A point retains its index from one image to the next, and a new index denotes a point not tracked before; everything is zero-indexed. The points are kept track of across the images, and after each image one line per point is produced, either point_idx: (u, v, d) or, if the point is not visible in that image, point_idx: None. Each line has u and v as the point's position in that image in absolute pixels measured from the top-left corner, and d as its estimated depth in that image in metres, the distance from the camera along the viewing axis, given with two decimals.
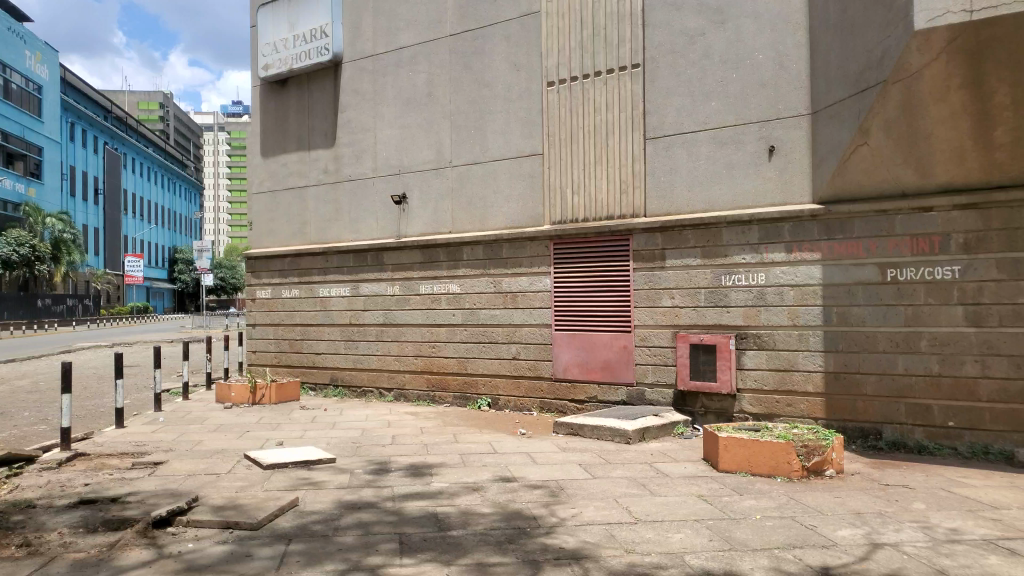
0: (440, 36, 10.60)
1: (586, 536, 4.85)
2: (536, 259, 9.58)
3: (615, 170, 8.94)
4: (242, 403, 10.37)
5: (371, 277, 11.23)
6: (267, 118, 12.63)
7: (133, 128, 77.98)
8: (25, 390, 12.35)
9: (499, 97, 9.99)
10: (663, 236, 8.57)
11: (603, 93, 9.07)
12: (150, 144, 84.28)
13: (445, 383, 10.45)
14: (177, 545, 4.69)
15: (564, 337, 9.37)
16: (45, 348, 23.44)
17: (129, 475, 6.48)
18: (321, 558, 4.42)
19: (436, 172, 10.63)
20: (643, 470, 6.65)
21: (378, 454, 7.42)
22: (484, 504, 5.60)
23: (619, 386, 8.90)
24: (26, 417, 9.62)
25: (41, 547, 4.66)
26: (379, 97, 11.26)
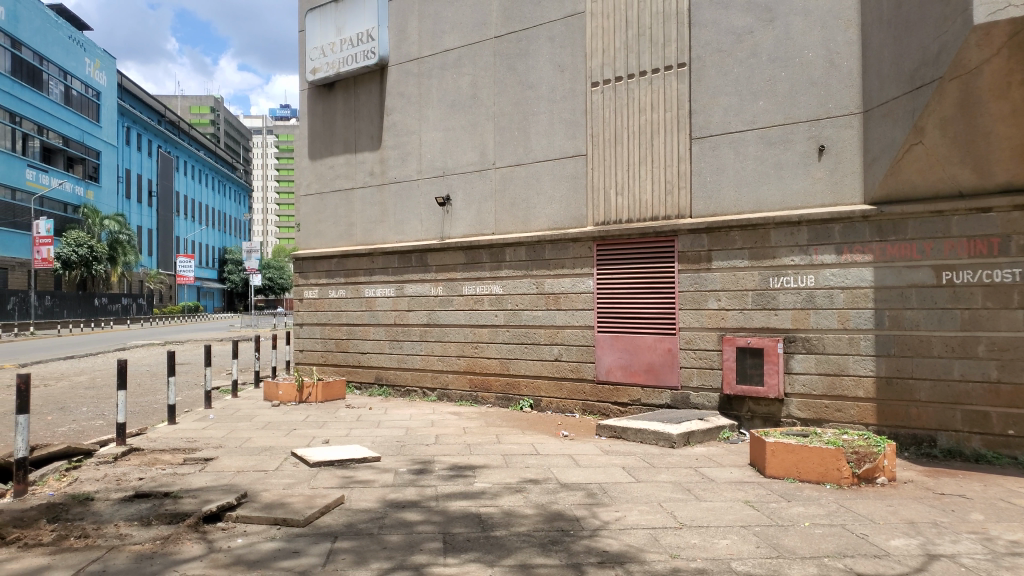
0: (484, 38, 10.64)
1: (630, 539, 4.80)
2: (579, 261, 9.55)
3: (660, 171, 8.86)
4: (289, 402, 10.56)
5: (416, 278, 11.32)
6: (315, 121, 12.84)
7: (185, 132, 80.09)
8: (83, 385, 12.79)
9: (543, 98, 9.98)
10: (709, 237, 8.46)
11: (648, 93, 8.98)
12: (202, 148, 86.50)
13: (488, 383, 10.46)
14: (227, 540, 4.79)
15: (607, 339, 9.31)
16: (101, 346, 24.22)
17: (181, 470, 6.64)
18: (367, 557, 4.46)
19: (480, 173, 10.66)
20: (688, 474, 6.57)
21: (422, 454, 7.47)
22: (527, 505, 5.60)
23: (664, 389, 8.81)
24: (84, 412, 9.94)
25: (100, 539, 4.81)
26: (424, 100, 11.35)
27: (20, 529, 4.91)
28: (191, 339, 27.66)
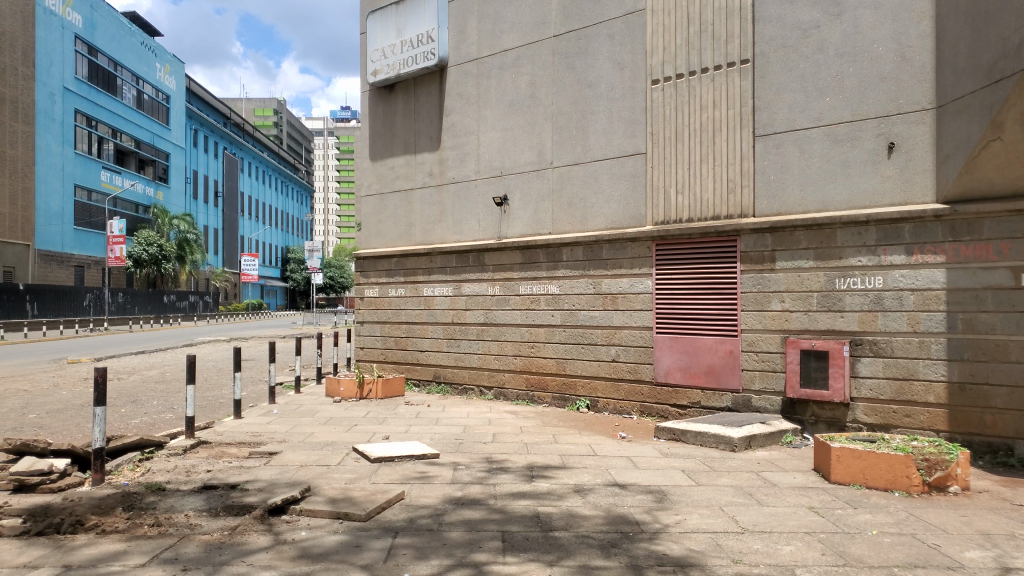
0: (543, 37, 10.62)
1: (692, 544, 4.74)
2: (637, 260, 9.46)
3: (722, 169, 8.70)
4: (350, 398, 10.76)
5: (473, 277, 11.40)
6: (376, 122, 13.05)
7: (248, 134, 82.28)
8: (153, 379, 13.26)
9: (602, 96, 9.91)
10: (773, 237, 8.29)
11: (710, 90, 8.83)
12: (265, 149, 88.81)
13: (544, 383, 10.45)
14: (292, 532, 4.89)
15: (666, 340, 9.19)
16: (171, 340, 25.05)
17: (247, 464, 6.82)
18: (428, 553, 4.50)
19: (538, 173, 10.66)
20: (750, 478, 6.44)
21: (481, 452, 7.51)
22: (587, 506, 5.57)
23: (724, 392, 8.66)
24: (154, 405, 10.30)
25: (172, 527, 4.97)
26: (483, 100, 11.40)
27: (98, 516, 5.11)
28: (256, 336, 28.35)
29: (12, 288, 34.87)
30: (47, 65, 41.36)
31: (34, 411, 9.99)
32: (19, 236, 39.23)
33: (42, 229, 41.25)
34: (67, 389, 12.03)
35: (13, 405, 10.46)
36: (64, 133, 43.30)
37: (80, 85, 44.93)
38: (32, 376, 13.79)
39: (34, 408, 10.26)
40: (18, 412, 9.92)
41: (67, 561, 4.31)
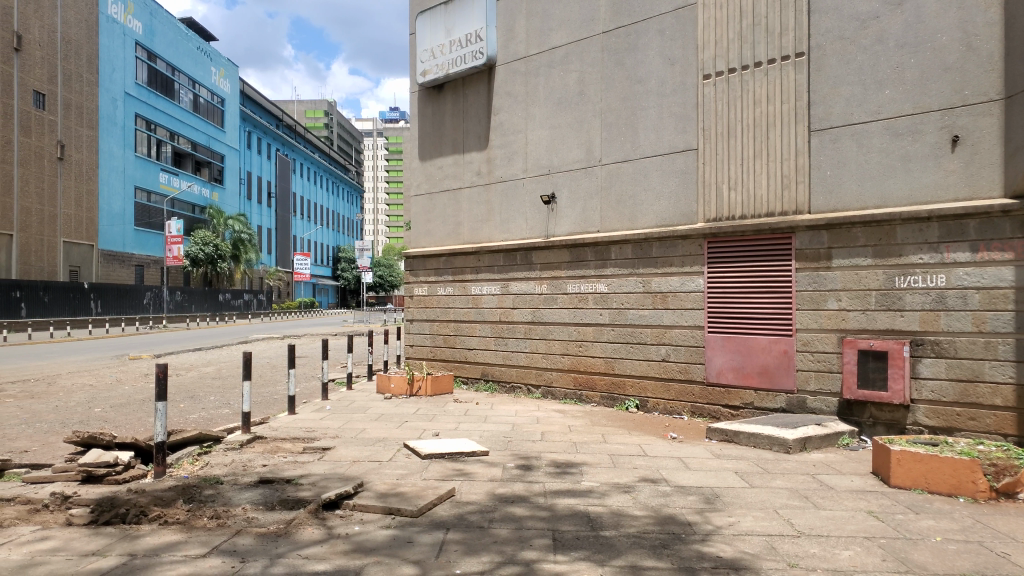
0: (592, 34, 10.54)
1: (745, 546, 4.64)
2: (688, 259, 9.33)
3: (776, 165, 8.52)
4: (401, 395, 10.86)
5: (521, 276, 11.40)
6: (425, 122, 13.16)
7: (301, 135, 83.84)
8: (210, 376, 13.62)
9: (653, 92, 9.80)
10: (830, 234, 8.09)
11: (764, 85, 8.66)
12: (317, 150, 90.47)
13: (593, 382, 10.39)
14: (345, 526, 4.95)
15: (718, 340, 9.03)
16: (226, 338, 25.65)
17: (301, 459, 6.93)
18: (477, 550, 4.50)
19: (587, 171, 10.59)
20: (806, 481, 6.30)
21: (530, 450, 7.50)
22: (636, 506, 5.50)
23: (778, 393, 8.48)
24: (212, 401, 10.57)
25: (229, 520, 5.07)
26: (532, 98, 11.39)
27: (160, 507, 5.25)
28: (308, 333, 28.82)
29: (77, 287, 36.21)
30: (110, 71, 42.84)
31: (100, 404, 10.34)
32: (84, 236, 40.69)
33: (105, 230, 42.72)
34: (129, 384, 12.41)
35: (80, 398, 10.84)
36: (126, 137, 44.76)
37: (140, 90, 46.43)
38: (97, 371, 14.29)
39: (99, 402, 10.61)
40: (84, 405, 10.28)
41: (131, 549, 4.44)
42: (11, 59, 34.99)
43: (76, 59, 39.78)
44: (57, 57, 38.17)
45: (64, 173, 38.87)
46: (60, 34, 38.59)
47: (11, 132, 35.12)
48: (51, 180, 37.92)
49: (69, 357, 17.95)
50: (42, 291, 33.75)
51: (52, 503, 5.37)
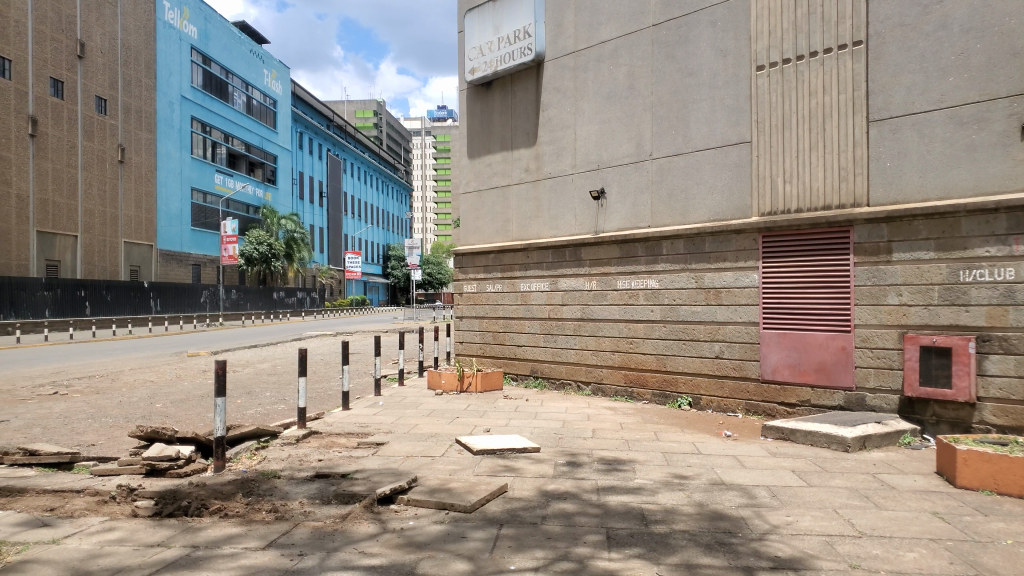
0: (642, 27, 10.43)
1: (803, 546, 4.54)
2: (742, 254, 9.18)
3: (832, 157, 8.32)
4: (451, 391, 10.93)
5: (571, 273, 11.38)
6: (474, 120, 13.22)
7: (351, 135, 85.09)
8: (266, 372, 13.93)
9: (704, 85, 9.66)
10: (889, 227, 7.87)
11: (820, 75, 8.45)
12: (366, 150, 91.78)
13: (644, 379, 10.29)
14: (400, 521, 4.99)
15: (773, 337, 8.87)
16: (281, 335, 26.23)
17: (356, 454, 7.03)
18: (531, 546, 4.49)
19: (637, 166, 10.49)
20: (866, 480, 6.13)
21: (581, 447, 7.46)
22: (691, 504, 5.43)
23: (836, 391, 8.28)
24: (268, 396, 10.81)
25: (287, 513, 5.17)
26: (580, 93, 11.32)
27: (220, 500, 5.38)
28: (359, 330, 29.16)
29: (137, 286, 37.36)
30: (166, 75, 44.07)
31: (161, 400, 10.65)
32: (143, 237, 41.95)
33: (164, 230, 43.96)
34: (189, 380, 12.78)
35: (142, 394, 11.19)
36: (183, 139, 45.99)
37: (196, 94, 47.65)
38: (158, 367, 14.73)
39: (160, 397, 10.93)
40: (147, 401, 10.59)
41: (193, 541, 4.55)
42: (75, 66, 36.25)
43: (135, 64, 41.03)
44: (117, 63, 39.42)
45: (124, 176, 40.12)
46: (120, 41, 39.87)
47: (76, 136, 36.38)
48: (113, 182, 39.18)
49: (133, 354, 18.48)
50: (105, 289, 34.87)
51: (119, 495, 5.54)
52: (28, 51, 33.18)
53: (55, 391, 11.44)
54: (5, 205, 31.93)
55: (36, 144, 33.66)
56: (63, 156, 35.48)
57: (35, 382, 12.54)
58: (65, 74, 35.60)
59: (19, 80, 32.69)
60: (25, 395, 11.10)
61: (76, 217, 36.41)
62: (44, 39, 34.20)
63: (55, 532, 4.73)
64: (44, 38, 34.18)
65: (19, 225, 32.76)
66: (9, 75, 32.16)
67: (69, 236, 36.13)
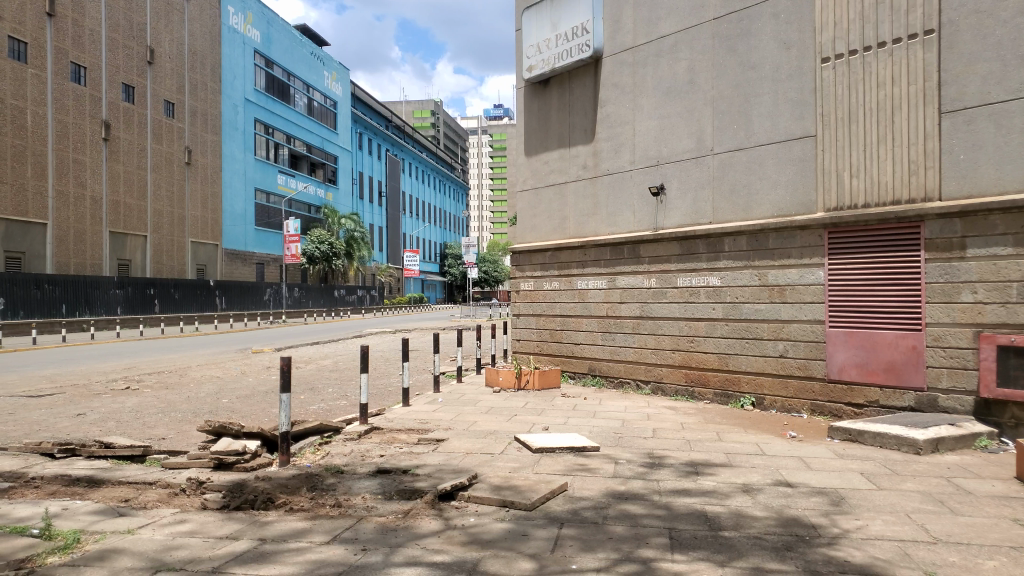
0: (702, 21, 10.27)
1: (876, 551, 4.42)
2: (807, 250, 8.97)
3: (902, 150, 8.06)
4: (509, 388, 10.97)
5: (629, 270, 11.30)
6: (531, 118, 13.24)
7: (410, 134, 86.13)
8: (327, 368, 14.23)
9: (767, 78, 9.46)
10: (963, 222, 7.58)
11: (889, 66, 8.19)
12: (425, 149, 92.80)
13: (705, 378, 10.16)
14: (461, 518, 5.03)
15: (840, 335, 8.64)
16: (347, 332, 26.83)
17: (417, 450, 7.11)
18: (595, 546, 4.47)
19: (697, 161, 10.35)
20: (940, 484, 5.92)
21: (642, 446, 7.40)
22: (757, 506, 5.33)
23: (906, 391, 8.02)
24: (330, 392, 11.03)
25: (350, 508, 5.26)
26: (639, 89, 11.22)
27: (286, 495, 5.51)
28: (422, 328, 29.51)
29: (203, 284, 38.51)
30: (231, 79, 45.31)
31: (227, 395, 10.96)
32: (209, 237, 43.23)
33: (228, 230, 45.24)
34: (254, 376, 13.13)
35: (210, 389, 11.53)
36: (246, 141, 47.21)
37: (259, 96, 48.85)
38: (224, 363, 15.17)
39: (227, 392, 11.27)
40: (214, 396, 10.92)
41: (261, 534, 4.67)
42: (145, 71, 37.54)
43: (201, 69, 42.30)
44: (184, 68, 40.70)
45: (191, 177, 41.37)
46: (187, 46, 41.14)
47: (146, 140, 37.67)
48: (180, 183, 40.47)
49: (201, 350, 19.11)
50: (172, 288, 36.04)
51: (188, 488, 5.73)
52: (101, 58, 34.50)
53: (128, 385, 11.88)
54: (81, 206, 33.25)
55: (109, 148, 34.97)
56: (134, 159, 36.78)
57: (109, 377, 13.05)
58: (136, 80, 36.92)
59: (94, 87, 34.02)
60: (100, 389, 11.55)
61: (146, 217, 37.71)
62: (117, 46, 35.53)
63: (130, 522, 4.91)
64: (116, 46, 35.51)
65: (93, 226, 34.09)
66: (85, 81, 33.49)
67: (140, 236, 37.43)
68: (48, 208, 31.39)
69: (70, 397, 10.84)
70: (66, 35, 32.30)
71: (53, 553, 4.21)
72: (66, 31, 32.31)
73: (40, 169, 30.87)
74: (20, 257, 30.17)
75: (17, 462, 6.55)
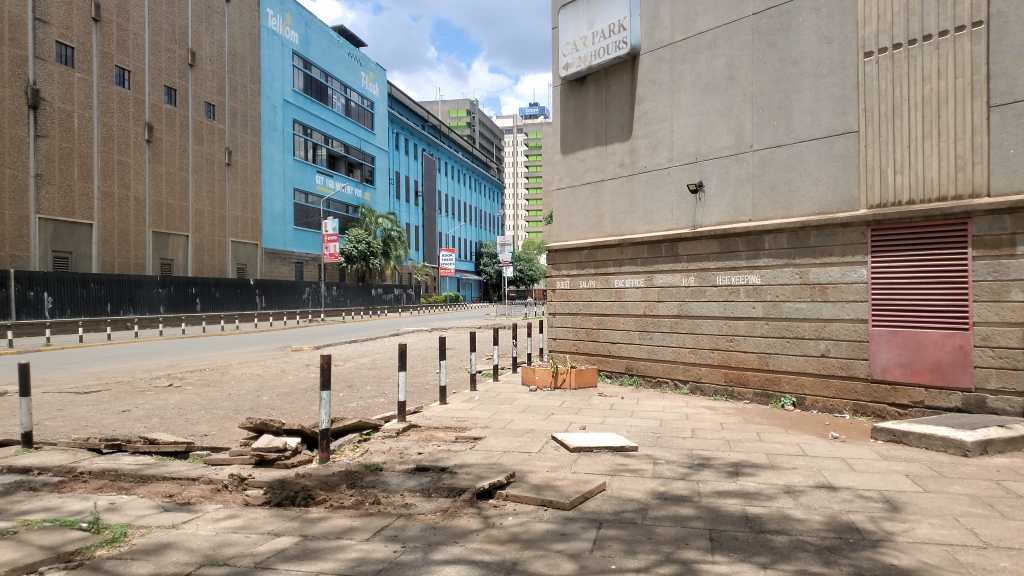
0: (741, 16, 10.15)
1: (924, 556, 4.33)
2: (849, 248, 8.81)
3: (950, 145, 7.87)
4: (545, 387, 10.99)
5: (667, 269, 11.22)
6: (567, 116, 13.21)
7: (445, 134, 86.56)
8: (364, 366, 14.37)
9: (808, 74, 9.31)
10: (1013, 219, 7.38)
11: (935, 59, 8.01)
12: (460, 148, 93.21)
13: (745, 378, 10.05)
14: (500, 517, 5.04)
15: (883, 335, 8.48)
16: (388, 330, 27.10)
17: (454, 448, 7.14)
18: (635, 547, 4.45)
19: (736, 158, 10.23)
20: (990, 487, 5.78)
21: (682, 447, 7.33)
22: (799, 509, 5.25)
23: (953, 392, 7.83)
24: (368, 390, 11.15)
25: (389, 505, 5.31)
26: (677, 86, 11.13)
27: (326, 492, 5.57)
28: (462, 326, 29.64)
29: (243, 283, 39.15)
30: (270, 80, 45.98)
31: (267, 392, 11.13)
32: (249, 236, 43.93)
33: (267, 230, 45.93)
34: (293, 374, 13.32)
35: (250, 386, 11.73)
36: (285, 141, 47.86)
37: (298, 97, 49.48)
38: (263, 362, 15.41)
39: (267, 390, 11.43)
40: (254, 393, 11.10)
41: (302, 531, 4.73)
42: (186, 74, 38.27)
43: (240, 71, 42.99)
44: (224, 70, 41.40)
45: (231, 178, 42.06)
46: (227, 49, 41.83)
47: (188, 142, 38.40)
48: (221, 184, 41.18)
49: (241, 348, 19.43)
50: (213, 287, 36.70)
51: (230, 484, 5.82)
52: (145, 61, 35.25)
53: (171, 383, 12.14)
54: (125, 207, 34.00)
55: (152, 149, 35.73)
56: (176, 160, 37.52)
57: (153, 374, 13.34)
58: (177, 82, 37.66)
59: (137, 90, 34.77)
60: (144, 386, 11.81)
61: (188, 217, 38.43)
62: (159, 50, 36.28)
63: (175, 517, 5.00)
64: (159, 49, 36.25)
65: (137, 226, 34.85)
66: (129, 85, 34.26)
67: (181, 236, 38.17)
68: (94, 209, 32.16)
69: (116, 394, 11.10)
70: (110, 40, 33.07)
71: (101, 546, 4.31)
72: (110, 35, 33.08)
73: (86, 171, 31.66)
74: (67, 257, 30.95)
75: (66, 457, 6.72)
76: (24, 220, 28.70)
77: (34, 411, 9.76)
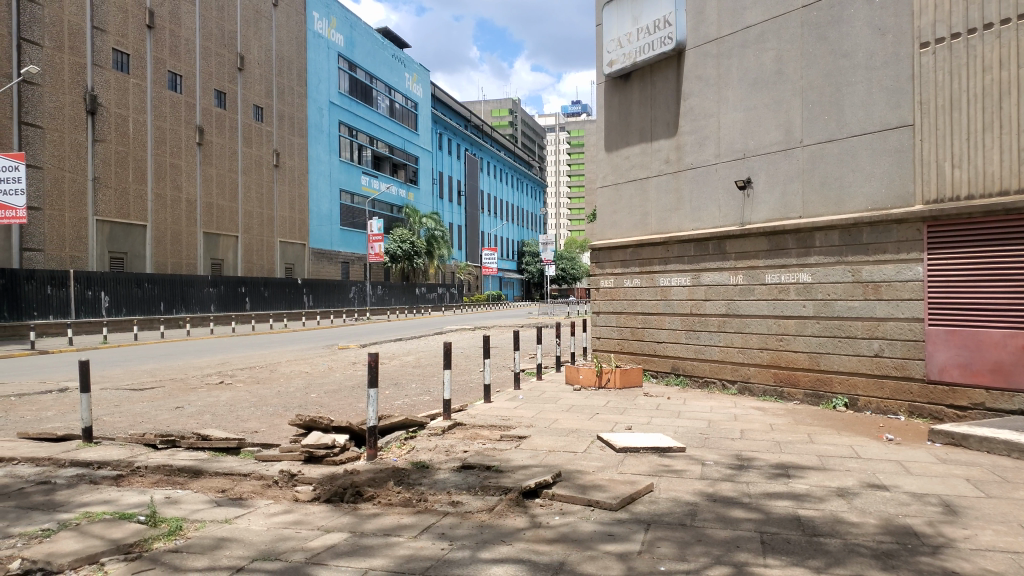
0: (791, 9, 9.96)
1: (988, 563, 4.18)
2: (904, 245, 8.57)
3: (1011, 137, 7.61)
4: (589, 386, 10.93)
5: (714, 266, 11.07)
6: (611, 113, 13.12)
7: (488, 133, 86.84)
8: (409, 364, 14.48)
9: (861, 66, 9.08)
10: None
11: (996, 48, 7.74)
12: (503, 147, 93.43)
13: (796, 378, 9.86)
14: (547, 516, 5.03)
15: (940, 334, 8.19)
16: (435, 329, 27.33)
17: (500, 447, 7.15)
18: (684, 548, 4.40)
19: (786, 153, 10.05)
20: None
21: (730, 448, 7.22)
22: (853, 512, 5.12)
23: (1015, 394, 7.56)
24: (413, 388, 11.23)
25: (436, 503, 5.33)
26: (723, 81, 10.97)
27: (373, 489, 5.63)
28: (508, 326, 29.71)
29: (291, 283, 39.84)
30: (316, 83, 46.68)
31: (315, 390, 11.30)
32: (296, 237, 44.67)
33: (314, 230, 46.64)
34: (339, 371, 13.50)
35: (298, 384, 11.91)
36: (330, 143, 48.56)
37: (343, 99, 50.13)
38: (310, 359, 15.65)
39: (315, 388, 11.60)
40: (302, 391, 11.27)
41: (351, 527, 4.78)
42: (235, 78, 39.09)
43: (287, 74, 43.75)
44: (271, 74, 42.17)
45: (279, 180, 42.82)
46: (274, 52, 42.60)
47: (237, 144, 39.23)
48: (269, 185, 41.96)
49: (289, 346, 19.75)
50: (262, 286, 37.43)
51: (280, 480, 5.91)
52: (195, 66, 36.09)
53: (222, 380, 12.37)
54: (177, 208, 34.88)
55: (202, 152, 36.58)
56: (226, 162, 38.34)
57: (204, 372, 13.62)
58: (227, 86, 38.49)
59: (189, 94, 35.64)
60: (196, 383, 12.08)
61: (237, 218, 39.25)
62: (210, 54, 37.12)
63: (228, 512, 5.10)
64: (209, 54, 37.10)
65: (188, 227, 35.71)
66: (180, 89, 35.12)
67: (231, 237, 39.00)
68: (148, 211, 33.05)
69: (170, 391, 11.37)
70: (163, 45, 33.94)
71: (159, 539, 4.42)
72: (163, 41, 33.97)
73: (141, 173, 32.55)
74: (123, 257, 31.85)
75: (123, 451, 6.91)
76: (83, 222, 29.61)
77: (92, 407, 10.06)
